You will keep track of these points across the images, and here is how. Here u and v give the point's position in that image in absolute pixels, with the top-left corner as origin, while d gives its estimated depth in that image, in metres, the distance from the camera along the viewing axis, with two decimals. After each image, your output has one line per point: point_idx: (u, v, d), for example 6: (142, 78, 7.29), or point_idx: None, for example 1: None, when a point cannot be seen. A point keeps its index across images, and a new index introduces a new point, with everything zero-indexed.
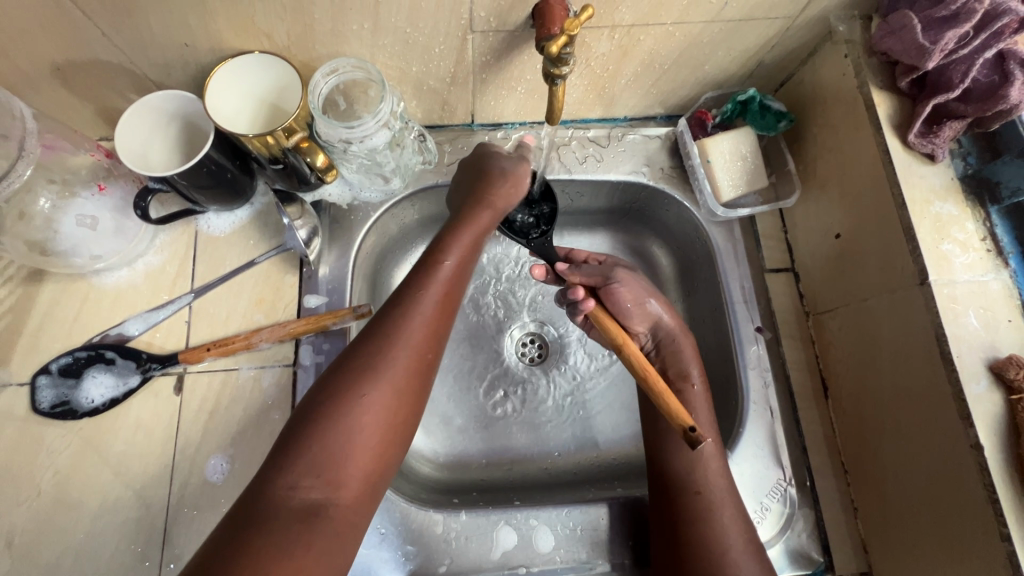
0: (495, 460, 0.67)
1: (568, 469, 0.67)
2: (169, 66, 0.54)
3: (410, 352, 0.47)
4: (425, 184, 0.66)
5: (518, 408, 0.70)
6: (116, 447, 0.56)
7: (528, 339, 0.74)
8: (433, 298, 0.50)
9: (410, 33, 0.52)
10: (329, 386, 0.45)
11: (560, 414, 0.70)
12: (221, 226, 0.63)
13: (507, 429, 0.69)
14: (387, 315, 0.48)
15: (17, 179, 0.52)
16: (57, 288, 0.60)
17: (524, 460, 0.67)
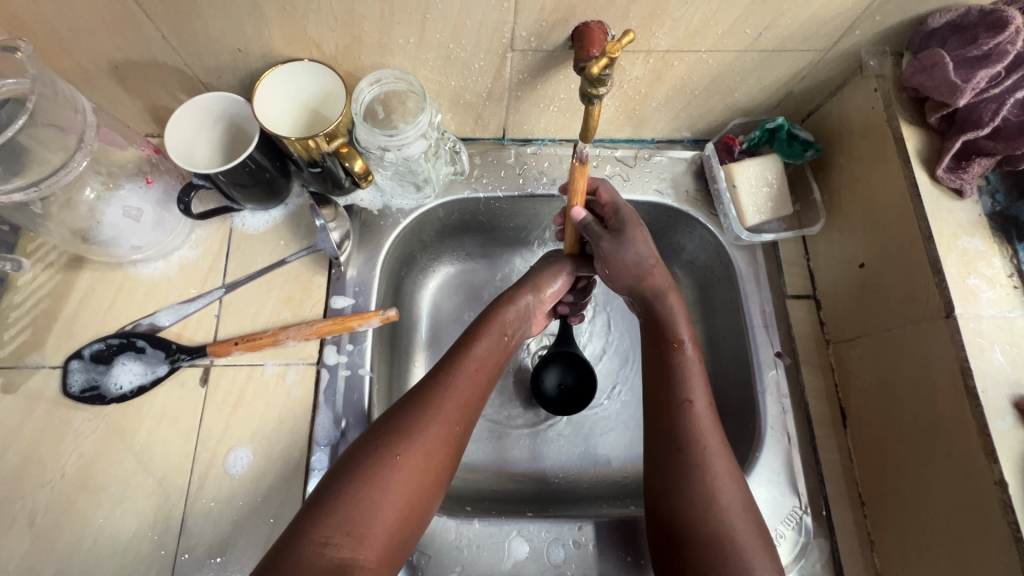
0: (507, 471, 0.69)
1: (576, 484, 0.69)
2: (220, 69, 0.56)
3: (464, 381, 0.52)
4: (455, 194, 0.68)
5: (531, 420, 0.72)
6: (139, 434, 0.56)
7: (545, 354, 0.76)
8: (487, 349, 0.55)
9: (451, 49, 0.54)
10: (396, 414, 0.48)
11: (574, 430, 0.72)
12: (255, 225, 0.65)
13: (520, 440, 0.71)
14: (423, 389, 0.50)
15: (75, 169, 0.54)
16: (94, 276, 0.62)
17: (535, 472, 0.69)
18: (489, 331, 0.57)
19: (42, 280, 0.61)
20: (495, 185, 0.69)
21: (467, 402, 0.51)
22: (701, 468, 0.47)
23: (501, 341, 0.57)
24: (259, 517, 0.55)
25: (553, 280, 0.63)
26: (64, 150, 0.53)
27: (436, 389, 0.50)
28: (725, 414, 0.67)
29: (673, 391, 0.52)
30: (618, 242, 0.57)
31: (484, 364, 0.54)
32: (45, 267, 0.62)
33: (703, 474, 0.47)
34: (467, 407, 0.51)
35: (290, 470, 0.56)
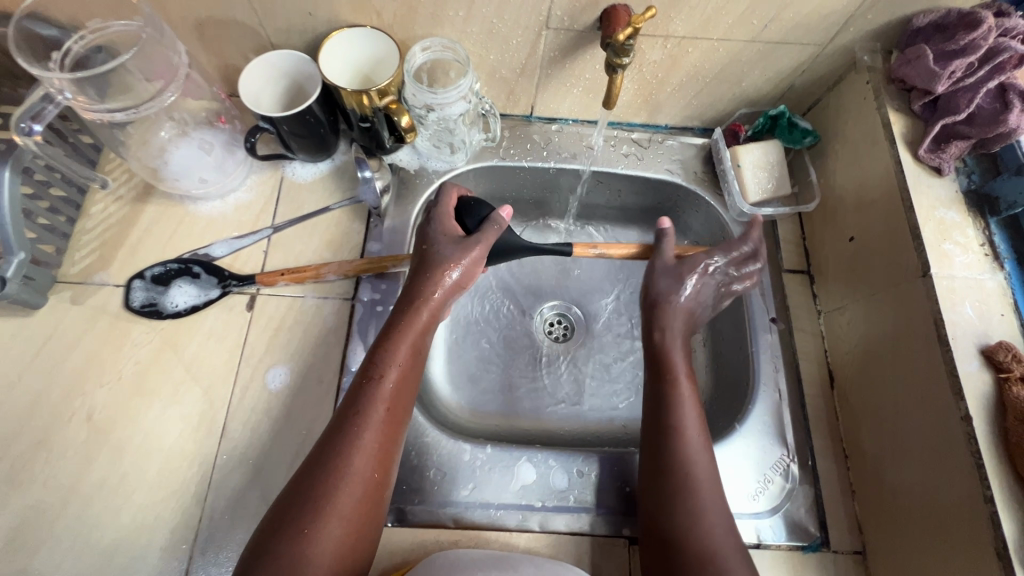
0: (516, 418, 0.76)
1: (579, 434, 0.75)
2: (291, 31, 0.64)
3: (375, 426, 0.50)
4: (484, 161, 0.75)
5: (539, 376, 0.79)
6: (190, 349, 0.62)
7: (556, 319, 0.84)
8: (394, 377, 0.53)
9: (494, 24, 0.62)
10: (308, 479, 0.47)
11: (579, 388, 0.78)
12: (304, 174, 0.72)
13: (529, 393, 0.78)
14: (333, 442, 0.49)
15: (163, 101, 0.61)
16: (158, 210, 0.69)
17: (541, 421, 0.76)
18: (395, 357, 0.54)
19: (112, 210, 0.68)
20: (521, 155, 0.76)
21: (381, 443, 0.50)
22: (692, 516, 0.50)
23: (410, 358, 0.55)
24: (292, 429, 0.60)
25: (456, 262, 0.59)
26: (157, 85, 0.61)
27: (343, 442, 0.48)
28: (723, 377, 0.72)
29: (664, 417, 0.55)
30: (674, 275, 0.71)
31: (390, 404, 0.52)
32: (115, 200, 0.69)
33: (692, 516, 0.50)
34: (383, 448, 0.50)
35: (323, 389, 0.62)
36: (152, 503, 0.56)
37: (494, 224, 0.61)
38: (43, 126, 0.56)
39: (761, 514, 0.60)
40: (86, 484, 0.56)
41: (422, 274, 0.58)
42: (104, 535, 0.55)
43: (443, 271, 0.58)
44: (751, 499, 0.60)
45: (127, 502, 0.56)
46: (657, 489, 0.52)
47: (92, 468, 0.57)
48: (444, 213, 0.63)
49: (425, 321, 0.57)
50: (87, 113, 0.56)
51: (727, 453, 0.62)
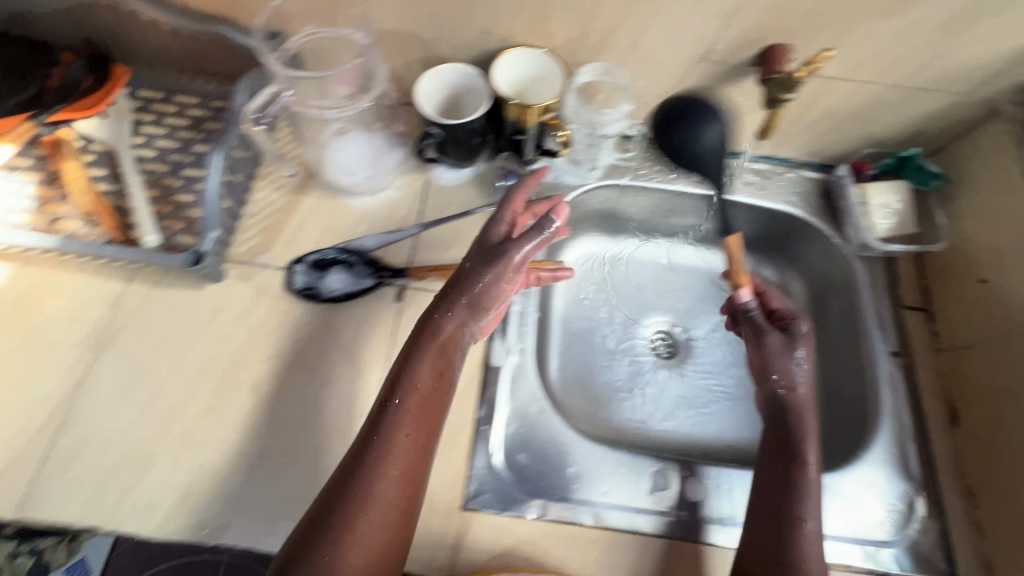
0: (625, 427, 0.79)
1: (687, 447, 0.78)
2: (463, 47, 0.69)
3: (406, 439, 0.52)
4: (613, 180, 0.79)
5: (646, 389, 0.82)
6: (345, 332, 0.66)
7: (660, 335, 0.86)
8: (421, 388, 0.55)
9: (656, 53, 0.66)
10: (338, 495, 0.49)
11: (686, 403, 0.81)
12: (449, 178, 0.77)
13: (636, 404, 0.80)
14: (361, 456, 0.51)
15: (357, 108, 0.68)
16: (315, 201, 0.74)
17: (649, 432, 0.79)
18: (419, 373, 0.56)
19: (274, 198, 0.73)
20: (649, 177, 0.80)
21: (412, 460, 0.52)
22: None
23: (435, 369, 0.57)
24: None
25: (490, 276, 0.58)
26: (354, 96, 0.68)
27: (371, 467, 0.50)
28: (837, 404, 0.74)
29: (789, 505, 0.55)
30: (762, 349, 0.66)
31: (417, 420, 0.54)
32: (277, 189, 0.74)
33: None
34: (413, 465, 0.52)
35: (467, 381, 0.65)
36: (310, 475, 0.60)
37: (546, 230, 0.58)
38: (271, 116, 0.69)
39: (886, 542, 0.61)
40: (252, 451, 0.60)
41: (456, 289, 0.58)
42: (268, 501, 0.58)
43: (476, 282, 0.58)
44: (878, 526, 0.62)
45: (288, 472, 0.59)
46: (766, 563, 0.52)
47: (256, 437, 0.61)
48: (495, 225, 0.61)
49: (451, 326, 0.58)
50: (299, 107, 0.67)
51: (852, 477, 0.64)
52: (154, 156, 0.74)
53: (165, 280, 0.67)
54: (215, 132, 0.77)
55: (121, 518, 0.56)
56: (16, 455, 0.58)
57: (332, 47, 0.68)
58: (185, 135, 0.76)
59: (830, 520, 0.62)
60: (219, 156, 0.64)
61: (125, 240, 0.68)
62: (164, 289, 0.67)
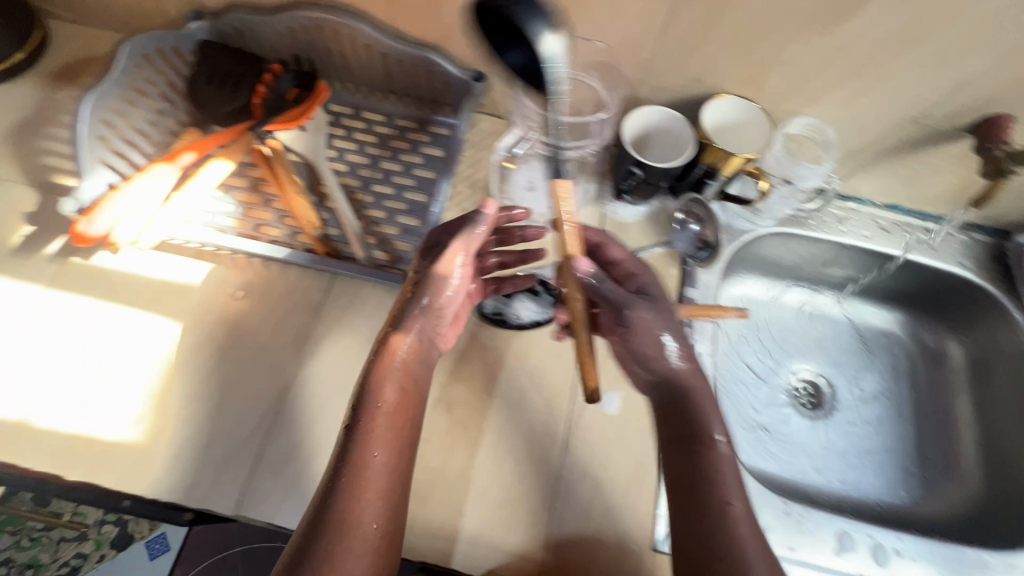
0: (781, 474, 0.79)
1: (844, 500, 0.79)
2: (666, 90, 0.70)
3: (381, 449, 0.50)
4: (786, 229, 0.79)
5: (795, 438, 0.83)
6: (531, 360, 0.69)
7: (805, 385, 0.87)
8: (387, 405, 0.52)
9: (865, 112, 0.66)
10: (318, 531, 0.45)
11: (836, 455, 0.82)
12: (624, 214, 0.77)
13: (788, 453, 0.81)
14: (336, 486, 0.47)
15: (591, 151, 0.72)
16: (497, 226, 0.76)
17: (805, 483, 0.79)
18: (386, 390, 0.52)
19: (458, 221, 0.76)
20: (824, 229, 0.80)
21: (386, 486, 0.49)
22: None
23: (404, 381, 0.54)
24: (626, 451, 0.65)
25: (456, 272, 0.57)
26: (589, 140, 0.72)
27: (339, 504, 0.46)
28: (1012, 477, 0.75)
29: (708, 492, 0.49)
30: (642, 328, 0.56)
31: (380, 431, 0.50)
32: (461, 212, 0.76)
33: None
34: (388, 489, 0.49)
35: (650, 419, 0.67)
36: (509, 500, 0.62)
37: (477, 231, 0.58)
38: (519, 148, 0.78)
39: None
40: (450, 470, 0.63)
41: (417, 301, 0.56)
42: (468, 520, 0.60)
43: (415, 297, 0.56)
44: None
45: (484, 494, 0.62)
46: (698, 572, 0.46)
47: (453, 457, 0.63)
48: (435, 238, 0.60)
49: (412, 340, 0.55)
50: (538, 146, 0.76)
51: None
52: (346, 171, 0.78)
53: (362, 294, 0.70)
54: (401, 150, 0.80)
55: None
56: (233, 454, 0.61)
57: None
58: (373, 151, 0.80)
59: None
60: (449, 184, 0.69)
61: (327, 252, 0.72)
62: (362, 302, 0.70)
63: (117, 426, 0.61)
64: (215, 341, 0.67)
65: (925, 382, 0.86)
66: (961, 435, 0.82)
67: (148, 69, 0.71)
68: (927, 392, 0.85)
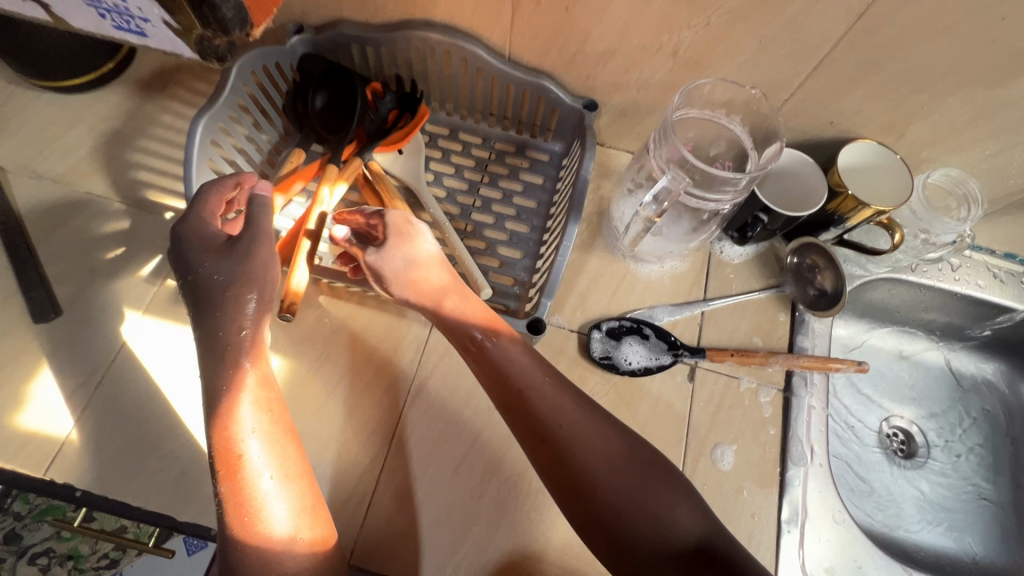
0: (875, 527, 0.77)
1: (941, 557, 0.76)
2: (795, 130, 0.67)
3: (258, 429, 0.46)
4: (900, 276, 0.76)
5: (885, 487, 0.81)
6: (641, 408, 0.66)
7: (896, 432, 0.84)
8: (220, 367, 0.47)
9: (1010, 165, 0.63)
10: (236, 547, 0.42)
11: (928, 507, 0.80)
12: (733, 254, 0.75)
13: (880, 503, 0.79)
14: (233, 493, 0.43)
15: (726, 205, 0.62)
16: (602, 262, 0.73)
17: (898, 535, 0.77)
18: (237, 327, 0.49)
19: None
20: (938, 277, 0.77)
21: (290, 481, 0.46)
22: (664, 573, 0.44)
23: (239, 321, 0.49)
24: (742, 509, 0.62)
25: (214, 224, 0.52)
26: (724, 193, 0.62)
27: (570, 457, 0.48)
28: None
29: (551, 421, 0.50)
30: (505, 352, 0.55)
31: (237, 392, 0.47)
32: None
33: None
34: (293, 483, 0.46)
35: (765, 475, 0.64)
36: None
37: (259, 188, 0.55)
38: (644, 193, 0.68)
39: None
40: (562, 522, 0.60)
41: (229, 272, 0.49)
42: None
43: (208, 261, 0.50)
44: None
45: None
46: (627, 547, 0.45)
47: None
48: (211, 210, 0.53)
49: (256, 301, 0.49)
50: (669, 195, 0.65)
51: None
52: (444, 196, 0.75)
53: None
54: (500, 176, 0.77)
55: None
56: (341, 497, 0.59)
57: (698, 128, 0.65)
58: (470, 176, 0.76)
59: None
60: (574, 228, 0.65)
61: None
62: None
63: (64, 419, 0.60)
64: (321, 376, 0.65)
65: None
66: None
67: (251, 87, 0.68)
68: None
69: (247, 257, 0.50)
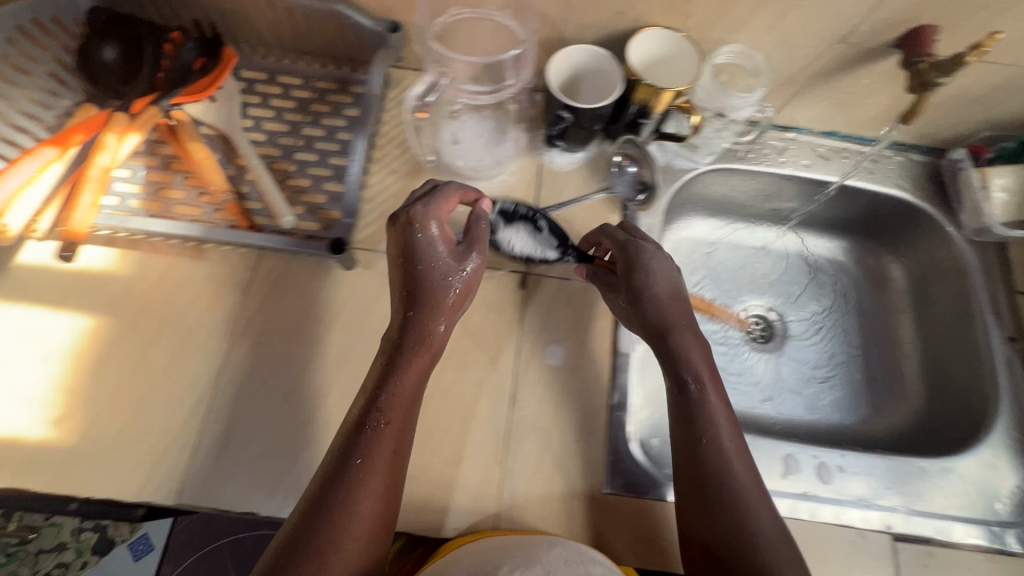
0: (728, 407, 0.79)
1: (793, 427, 0.79)
2: (590, 27, 0.67)
3: (399, 412, 0.50)
4: (727, 163, 0.78)
5: (743, 371, 0.82)
6: (474, 320, 0.67)
7: (756, 320, 0.86)
8: (416, 369, 0.52)
9: (791, 34, 0.65)
10: (334, 492, 0.45)
11: (786, 384, 0.82)
12: (563, 162, 0.75)
13: (737, 386, 0.81)
14: (348, 458, 0.47)
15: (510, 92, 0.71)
16: (431, 185, 0.73)
17: (753, 413, 0.79)
18: (438, 317, 0.54)
19: (389, 183, 0.73)
20: (764, 160, 0.79)
21: (390, 469, 0.48)
22: (734, 522, 0.49)
23: (429, 354, 0.53)
24: (575, 401, 0.64)
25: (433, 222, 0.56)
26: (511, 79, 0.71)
27: (728, 483, 0.51)
28: (945, 390, 0.76)
29: (679, 370, 0.56)
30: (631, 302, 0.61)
31: (422, 376, 0.52)
32: (392, 173, 0.73)
33: (745, 526, 0.49)
34: (394, 470, 0.48)
35: (597, 366, 0.66)
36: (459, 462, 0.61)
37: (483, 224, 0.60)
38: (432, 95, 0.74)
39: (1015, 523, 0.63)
40: None
41: (432, 259, 0.55)
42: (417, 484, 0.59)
43: (421, 227, 0.56)
44: (1004, 507, 0.64)
45: (434, 459, 0.60)
46: (703, 495, 0.51)
47: None
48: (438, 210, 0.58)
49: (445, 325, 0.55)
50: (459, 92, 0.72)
51: (975, 460, 0.66)
52: (265, 140, 0.73)
53: (294, 268, 0.67)
54: (323, 114, 0.75)
55: (275, 507, 0.57)
56: (171, 445, 0.59)
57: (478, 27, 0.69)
58: (293, 117, 0.75)
59: (956, 504, 0.64)
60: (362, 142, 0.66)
61: (252, 225, 0.68)
62: (295, 277, 0.67)
63: None
64: (140, 331, 0.63)
65: (871, 304, 0.86)
66: (905, 357, 0.82)
67: (26, 44, 0.65)
68: (873, 315, 0.85)
69: (427, 258, 0.55)
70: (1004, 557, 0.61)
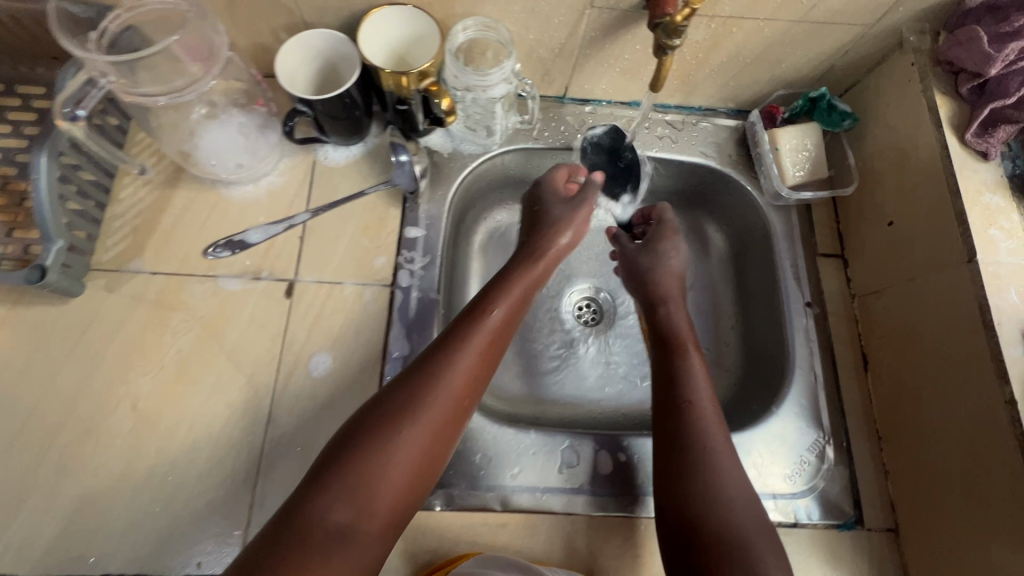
0: (544, 402, 0.75)
1: (615, 416, 0.75)
2: (325, 8, 0.62)
3: (473, 347, 0.51)
4: (518, 144, 0.74)
5: (565, 361, 0.78)
6: (231, 336, 0.62)
7: (584, 303, 0.82)
8: (502, 310, 0.54)
9: (537, 2, 0.60)
10: (394, 399, 0.47)
11: (610, 370, 0.78)
12: (337, 157, 0.71)
13: (556, 377, 0.77)
14: (427, 365, 0.49)
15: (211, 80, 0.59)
16: (189, 194, 0.68)
17: (572, 405, 0.75)
18: (510, 289, 0.57)
19: (141, 195, 0.67)
20: (558, 137, 0.75)
21: (465, 391, 0.49)
22: (703, 466, 0.50)
23: (519, 295, 0.57)
24: (338, 414, 0.60)
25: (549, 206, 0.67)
26: (197, 69, 0.58)
27: (688, 424, 0.53)
28: (756, 360, 0.74)
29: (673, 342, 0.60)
30: (647, 251, 0.69)
31: (500, 327, 0.54)
32: (144, 184, 0.67)
33: (711, 470, 0.50)
34: (468, 392, 0.50)
35: (367, 373, 0.62)
36: (206, 490, 0.57)
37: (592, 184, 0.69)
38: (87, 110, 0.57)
39: (799, 493, 0.62)
40: (138, 470, 0.57)
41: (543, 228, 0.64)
42: (158, 518, 0.56)
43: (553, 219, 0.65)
44: (788, 479, 0.62)
45: (180, 489, 0.57)
46: (676, 448, 0.52)
47: (139, 459, 0.57)
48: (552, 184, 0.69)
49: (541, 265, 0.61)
50: (129, 95, 0.54)
51: (766, 433, 0.64)
52: None
53: (25, 298, 0.62)
54: None
55: None
56: None
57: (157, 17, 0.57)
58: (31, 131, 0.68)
59: None
60: (43, 159, 0.56)
61: None
62: (27, 307, 0.61)
63: None
64: None
65: (699, 276, 0.82)
66: (725, 330, 0.78)
67: None
68: (702, 289, 0.81)
69: (562, 223, 0.64)
70: (784, 527, 0.61)
